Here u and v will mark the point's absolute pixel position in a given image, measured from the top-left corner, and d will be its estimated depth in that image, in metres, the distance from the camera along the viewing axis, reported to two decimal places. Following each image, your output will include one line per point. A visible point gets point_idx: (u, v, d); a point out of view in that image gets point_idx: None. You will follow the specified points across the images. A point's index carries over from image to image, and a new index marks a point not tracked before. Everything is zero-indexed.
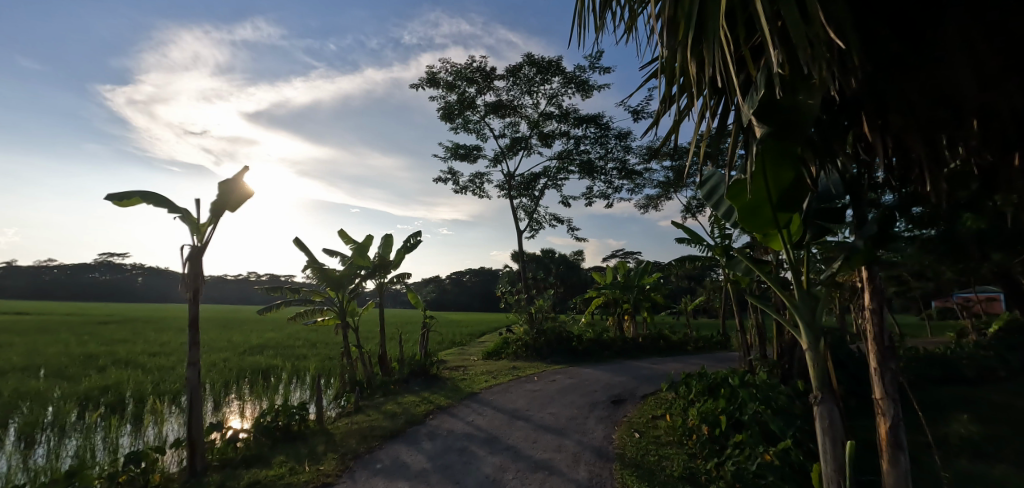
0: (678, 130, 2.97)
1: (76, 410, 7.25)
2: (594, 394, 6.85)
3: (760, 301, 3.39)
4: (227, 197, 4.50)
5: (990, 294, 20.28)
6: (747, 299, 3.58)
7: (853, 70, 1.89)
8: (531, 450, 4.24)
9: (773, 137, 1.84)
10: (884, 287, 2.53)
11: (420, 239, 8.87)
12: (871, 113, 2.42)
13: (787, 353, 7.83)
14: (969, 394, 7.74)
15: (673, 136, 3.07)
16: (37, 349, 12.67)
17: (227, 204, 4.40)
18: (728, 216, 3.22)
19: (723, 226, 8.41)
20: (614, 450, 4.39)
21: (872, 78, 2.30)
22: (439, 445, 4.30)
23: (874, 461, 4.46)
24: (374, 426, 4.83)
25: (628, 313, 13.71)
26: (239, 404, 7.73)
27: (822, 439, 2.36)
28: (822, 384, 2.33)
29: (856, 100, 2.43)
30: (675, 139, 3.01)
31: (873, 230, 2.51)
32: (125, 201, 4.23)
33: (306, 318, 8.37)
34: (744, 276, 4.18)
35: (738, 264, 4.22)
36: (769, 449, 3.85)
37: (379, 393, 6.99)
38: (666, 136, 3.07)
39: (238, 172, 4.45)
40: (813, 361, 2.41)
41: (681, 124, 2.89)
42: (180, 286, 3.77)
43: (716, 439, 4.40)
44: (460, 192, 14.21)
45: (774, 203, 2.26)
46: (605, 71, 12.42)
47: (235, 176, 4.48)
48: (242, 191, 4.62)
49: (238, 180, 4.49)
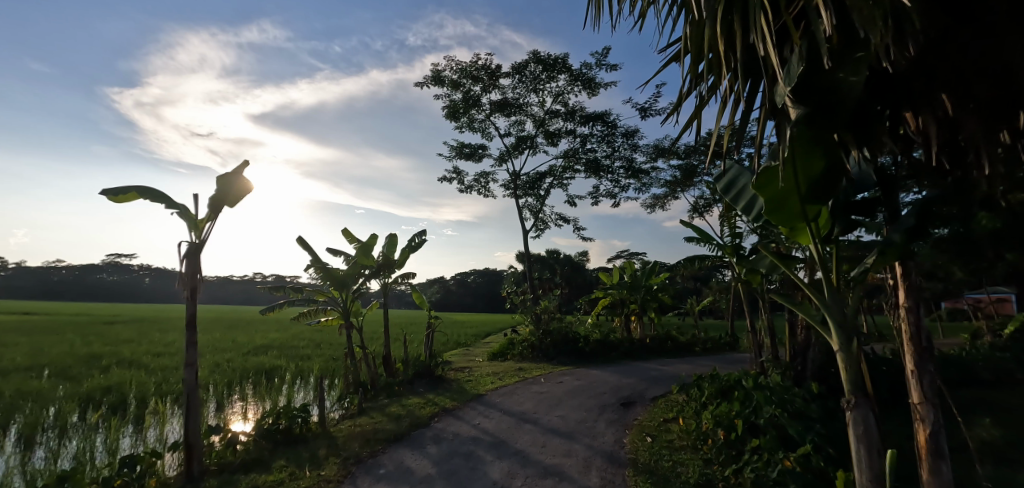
0: (701, 115, 2.81)
1: (79, 411, 7.21)
2: (602, 396, 6.68)
3: (783, 300, 3.21)
4: (227, 193, 4.33)
5: (1001, 294, 19.87)
6: (770, 297, 3.44)
7: (909, 36, 1.73)
8: (541, 455, 4.09)
9: (811, 117, 1.71)
10: (921, 284, 2.35)
11: (425, 238, 8.73)
12: (917, 92, 2.29)
13: (800, 354, 7.68)
14: (988, 396, 7.53)
15: (695, 123, 2.91)
16: (42, 349, 12.70)
17: (226, 199, 4.22)
18: (754, 209, 2.99)
19: (735, 224, 8.28)
20: (626, 455, 4.24)
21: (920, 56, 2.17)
22: (445, 449, 4.16)
23: (898, 468, 4.27)
24: (377, 429, 4.70)
25: (635, 314, 13.56)
26: (241, 405, 7.67)
27: (856, 447, 2.19)
28: (855, 388, 2.20)
29: (900, 81, 2.30)
30: (696, 125, 2.86)
31: (910, 223, 2.35)
32: (121, 197, 3.91)
33: (309, 318, 8.23)
34: (766, 274, 4.00)
35: (763, 262, 3.98)
36: (789, 455, 3.71)
37: (383, 395, 6.88)
38: (688, 124, 2.91)
39: (238, 168, 4.29)
40: (845, 362, 2.26)
41: (704, 110, 2.73)
42: (178, 284, 3.60)
43: (732, 444, 4.20)
44: (465, 192, 14.11)
45: (804, 192, 2.13)
46: (612, 68, 12.25)
47: (234, 173, 4.32)
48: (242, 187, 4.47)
49: (238, 176, 4.33)
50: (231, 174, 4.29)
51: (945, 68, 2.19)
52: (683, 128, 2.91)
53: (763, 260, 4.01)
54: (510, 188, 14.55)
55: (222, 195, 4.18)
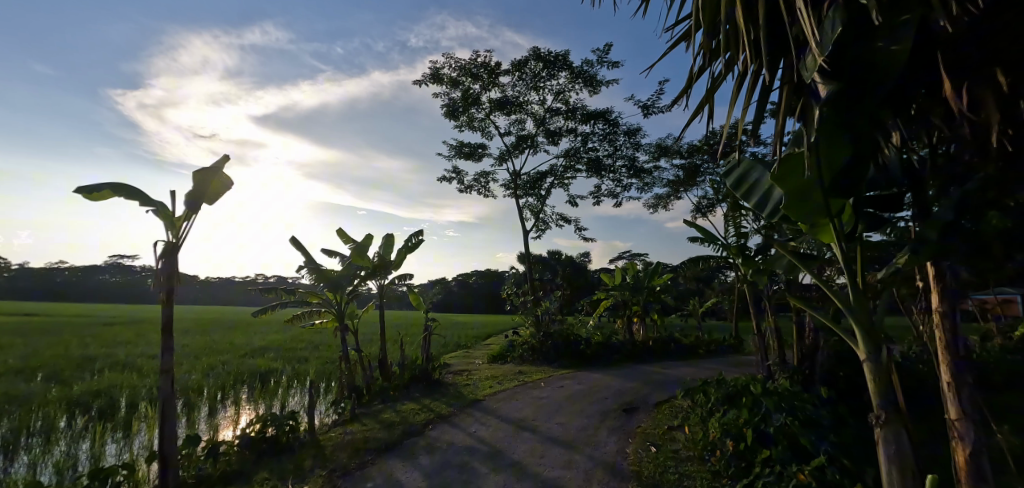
0: (714, 99, 2.62)
1: (66, 416, 7.02)
2: (605, 402, 6.45)
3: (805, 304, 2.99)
4: (205, 189, 4.07)
5: (1006, 296, 19.54)
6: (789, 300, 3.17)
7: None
8: (539, 467, 3.87)
9: (843, 93, 1.57)
10: (956, 286, 2.13)
11: (422, 239, 8.51)
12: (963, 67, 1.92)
13: (808, 358, 7.46)
14: (1003, 402, 7.27)
15: (706, 108, 2.72)
16: (35, 351, 12.49)
17: (205, 195, 4.00)
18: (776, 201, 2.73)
19: (740, 224, 8.08)
20: (629, 467, 4.01)
21: (978, 22, 1.77)
22: (438, 460, 3.94)
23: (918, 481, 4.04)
24: (368, 438, 4.48)
25: (637, 316, 13.30)
26: (233, 411, 7.46)
27: (887, 470, 1.98)
28: (886, 403, 1.99)
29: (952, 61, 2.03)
30: (709, 111, 2.66)
31: (947, 218, 2.12)
32: (93, 194, 3.58)
33: (304, 321, 8.01)
34: (786, 275, 3.72)
35: (782, 261, 3.73)
36: (803, 468, 3.50)
37: (378, 400, 6.67)
38: (698, 108, 2.71)
39: (219, 162, 4.06)
40: (875, 374, 2.05)
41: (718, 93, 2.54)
42: (152, 286, 3.38)
43: (742, 454, 4.00)
44: (465, 191, 13.92)
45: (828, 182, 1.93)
46: (614, 65, 12.03)
47: (215, 167, 4.07)
48: (223, 183, 4.21)
49: (218, 170, 4.07)
50: (213, 170, 4.08)
51: (1011, 41, 1.76)
52: (692, 113, 2.71)
53: (780, 260, 3.78)
54: (510, 188, 14.34)
55: (202, 192, 3.96)
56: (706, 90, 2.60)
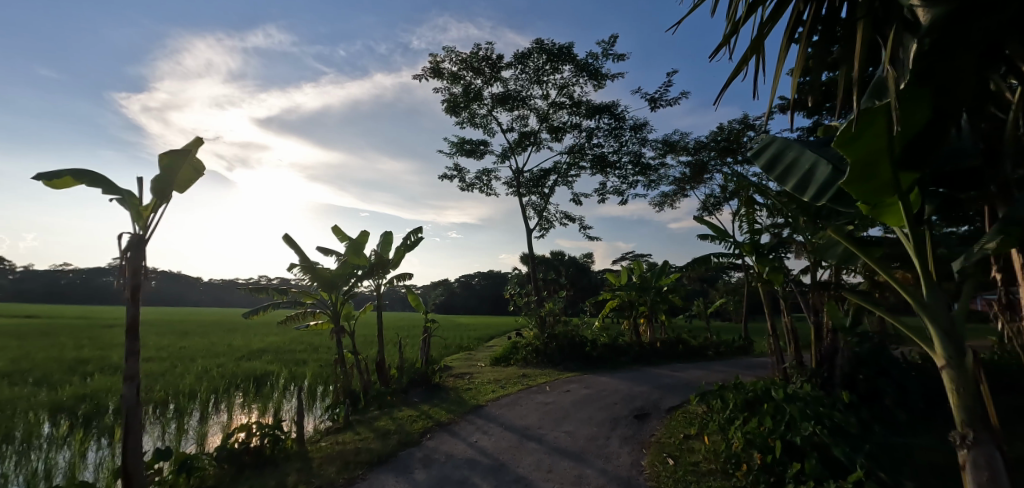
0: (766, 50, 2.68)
1: (47, 422, 6.69)
2: (614, 407, 6.08)
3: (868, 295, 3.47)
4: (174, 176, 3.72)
5: None
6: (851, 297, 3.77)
7: None
8: (546, 483, 3.51)
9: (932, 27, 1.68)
10: None
11: (421, 236, 8.16)
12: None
13: (828, 360, 7.17)
14: None
15: (754, 59, 2.64)
16: (29, 354, 12.25)
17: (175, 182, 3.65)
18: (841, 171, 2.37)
19: (754, 220, 7.75)
20: (646, 483, 3.65)
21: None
22: (435, 475, 3.59)
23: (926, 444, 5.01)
24: (360, 449, 4.13)
25: (644, 316, 12.94)
26: (223, 417, 7.13)
27: None
28: (972, 419, 1.67)
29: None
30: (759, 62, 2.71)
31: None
32: (51, 181, 3.27)
33: (297, 323, 7.63)
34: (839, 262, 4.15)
35: (838, 249, 4.01)
36: (842, 485, 3.14)
37: (374, 405, 6.32)
38: (748, 58, 2.63)
39: (188, 147, 3.69)
40: (960, 384, 1.71)
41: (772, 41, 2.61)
42: (116, 285, 3.05)
43: (771, 468, 3.64)
44: (467, 189, 13.59)
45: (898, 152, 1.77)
46: (619, 58, 11.64)
47: (185, 152, 3.71)
48: (195, 171, 3.85)
49: (188, 156, 3.71)
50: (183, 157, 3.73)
51: None
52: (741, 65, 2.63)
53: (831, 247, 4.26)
54: (512, 186, 13.95)
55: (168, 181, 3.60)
56: (753, 40, 2.44)
